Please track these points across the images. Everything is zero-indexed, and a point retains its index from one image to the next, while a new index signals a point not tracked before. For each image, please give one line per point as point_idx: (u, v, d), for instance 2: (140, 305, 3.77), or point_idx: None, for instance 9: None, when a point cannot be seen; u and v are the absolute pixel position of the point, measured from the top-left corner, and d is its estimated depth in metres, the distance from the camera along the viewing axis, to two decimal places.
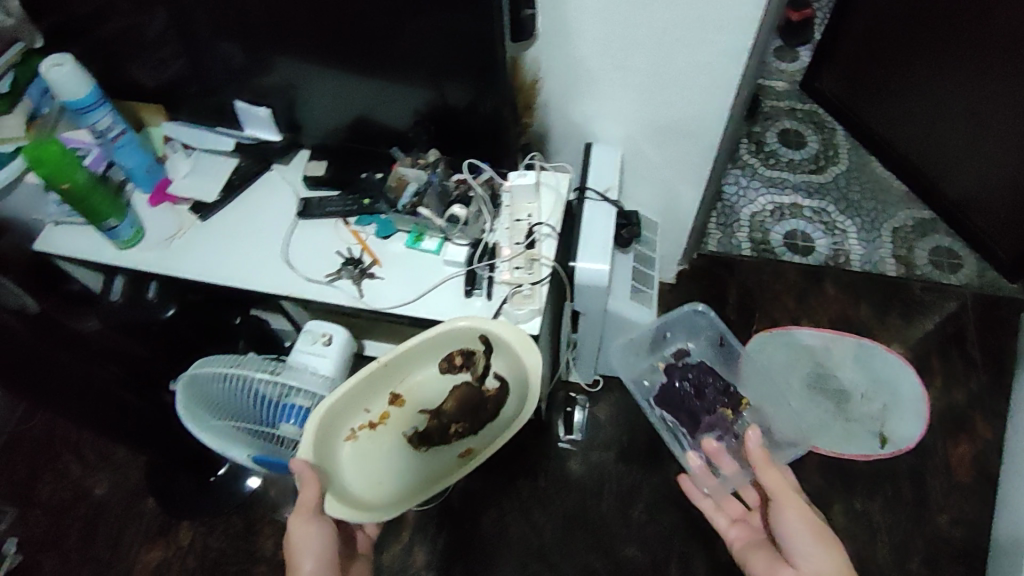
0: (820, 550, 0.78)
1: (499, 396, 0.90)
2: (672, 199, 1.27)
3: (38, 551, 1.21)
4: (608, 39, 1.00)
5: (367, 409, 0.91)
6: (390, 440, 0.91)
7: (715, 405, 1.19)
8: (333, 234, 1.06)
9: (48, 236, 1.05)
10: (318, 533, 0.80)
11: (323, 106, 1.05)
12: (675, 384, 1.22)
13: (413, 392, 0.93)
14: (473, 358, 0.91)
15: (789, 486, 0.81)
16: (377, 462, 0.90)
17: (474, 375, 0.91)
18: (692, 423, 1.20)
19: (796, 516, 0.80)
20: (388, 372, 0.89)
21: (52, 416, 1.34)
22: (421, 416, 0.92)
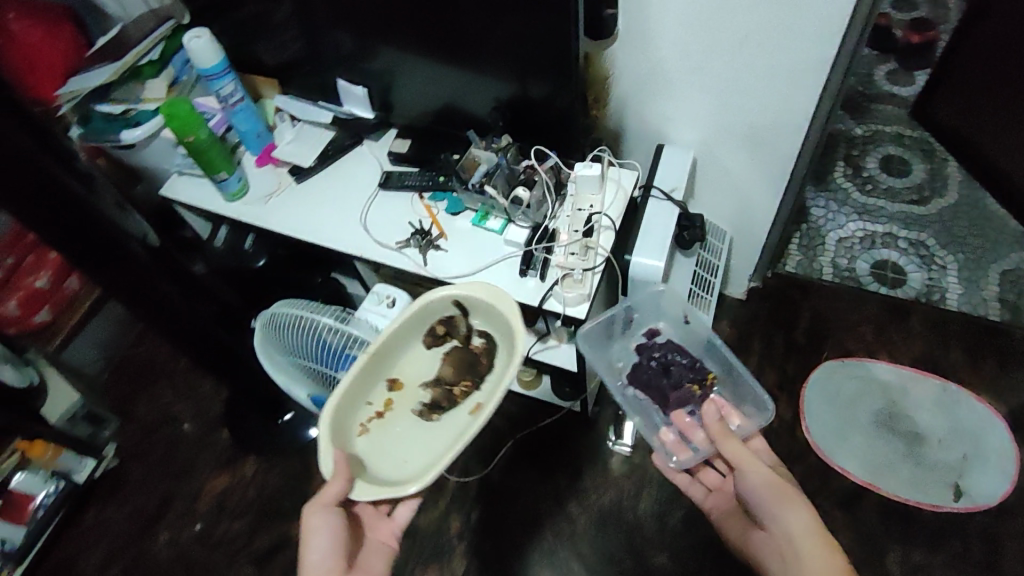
0: (782, 506, 0.81)
1: (489, 349, 0.94)
2: (745, 210, 1.26)
3: (128, 460, 1.47)
4: (688, 42, 1.01)
5: (370, 401, 0.92)
6: (402, 420, 0.92)
7: (682, 381, 1.11)
8: (408, 206, 1.15)
9: (172, 184, 1.22)
10: (328, 525, 0.82)
11: (413, 90, 1.14)
12: (644, 366, 1.13)
13: (406, 374, 0.95)
14: (455, 323, 0.95)
15: (746, 451, 0.87)
16: (396, 445, 0.90)
17: (460, 338, 0.95)
18: (663, 402, 1.11)
19: (755, 477, 0.84)
20: (378, 359, 0.91)
21: (157, 345, 1.61)
22: (423, 391, 0.94)
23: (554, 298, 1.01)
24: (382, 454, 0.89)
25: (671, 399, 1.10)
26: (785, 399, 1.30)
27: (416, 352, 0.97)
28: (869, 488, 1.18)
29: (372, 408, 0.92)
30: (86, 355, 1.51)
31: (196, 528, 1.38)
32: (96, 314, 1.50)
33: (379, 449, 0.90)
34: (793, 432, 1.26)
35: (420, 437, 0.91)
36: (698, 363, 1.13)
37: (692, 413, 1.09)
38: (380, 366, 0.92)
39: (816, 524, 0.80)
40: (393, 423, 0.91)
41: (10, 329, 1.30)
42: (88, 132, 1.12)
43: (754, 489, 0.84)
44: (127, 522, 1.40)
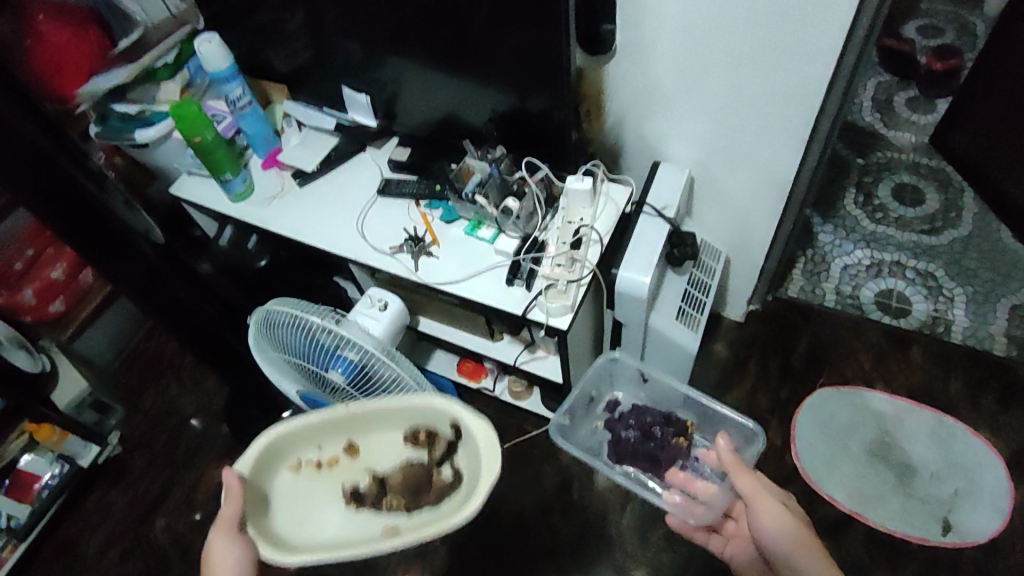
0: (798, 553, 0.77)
1: (443, 488, 0.91)
2: (742, 231, 1.25)
3: (133, 447, 1.51)
4: (684, 59, 1.01)
5: (320, 447, 0.92)
6: (327, 487, 0.91)
7: (666, 439, 1.12)
8: (405, 214, 1.17)
9: (182, 183, 1.26)
10: (239, 549, 0.78)
11: (416, 102, 1.16)
12: (623, 440, 1.14)
13: (368, 452, 0.94)
14: (435, 441, 0.92)
15: (759, 488, 0.82)
16: (303, 507, 0.89)
17: (430, 456, 0.92)
18: (657, 469, 1.11)
19: (772, 525, 0.80)
20: (353, 422, 0.92)
21: (167, 340, 1.66)
22: (364, 476, 0.92)
23: (538, 309, 1.03)
24: (288, 501, 0.89)
25: (662, 460, 1.11)
26: (778, 424, 1.28)
27: (388, 437, 0.95)
28: (856, 517, 1.16)
29: (317, 455, 0.92)
30: (99, 346, 1.57)
31: (194, 517, 1.42)
32: (110, 307, 1.56)
33: (291, 494, 0.89)
34: (783, 457, 1.24)
35: (329, 515, 0.90)
36: (671, 415, 1.16)
37: (685, 465, 1.11)
38: (348, 427, 0.92)
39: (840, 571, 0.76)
40: (317, 482, 0.91)
41: (25, 318, 1.36)
42: (105, 131, 1.19)
43: (773, 538, 0.79)
44: (129, 507, 1.44)
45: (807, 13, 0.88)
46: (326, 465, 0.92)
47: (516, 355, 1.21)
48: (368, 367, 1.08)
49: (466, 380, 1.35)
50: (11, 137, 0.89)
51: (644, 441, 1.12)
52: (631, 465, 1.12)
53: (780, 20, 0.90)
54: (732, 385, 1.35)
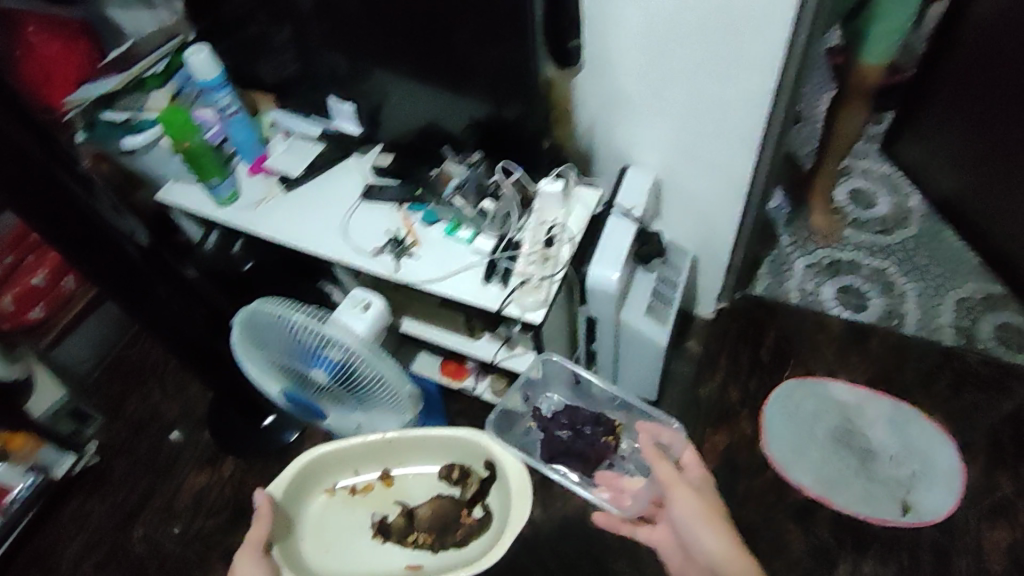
0: (704, 527, 0.89)
1: (471, 527, 1.20)
2: (707, 230, 1.32)
3: (112, 457, 1.52)
4: (647, 71, 1.09)
5: (356, 474, 1.24)
6: (362, 508, 1.24)
7: (597, 437, 1.21)
8: (387, 216, 1.22)
9: (169, 189, 1.30)
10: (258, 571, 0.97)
11: (397, 110, 1.22)
12: (555, 437, 1.21)
13: (401, 485, 1.26)
14: (467, 481, 1.22)
15: (674, 474, 0.94)
16: (331, 530, 1.22)
17: (462, 496, 1.22)
18: (586, 465, 1.19)
19: (683, 505, 0.92)
20: (390, 456, 1.23)
21: (148, 348, 1.67)
22: (395, 507, 1.24)
23: (513, 304, 1.08)
24: (321, 523, 1.22)
25: (593, 457, 1.19)
26: (747, 415, 1.36)
27: (422, 476, 1.26)
28: (822, 502, 1.24)
29: (354, 483, 1.25)
30: (79, 352, 1.58)
31: (175, 528, 1.42)
32: (92, 314, 1.57)
33: (326, 517, 1.22)
34: (753, 446, 1.32)
35: (356, 540, 1.22)
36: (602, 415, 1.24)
37: (613, 466, 1.20)
38: (387, 460, 1.23)
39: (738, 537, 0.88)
40: (356, 504, 1.24)
41: (3, 324, 1.38)
42: (93, 138, 1.22)
43: (683, 516, 0.91)
44: (109, 514, 1.45)
45: (754, 26, 0.96)
46: (362, 491, 1.25)
47: (494, 352, 1.26)
48: (352, 367, 1.10)
49: (448, 381, 1.40)
50: (2, 143, 0.91)
51: (575, 439, 1.20)
52: (564, 463, 1.20)
53: (727, 29, 0.98)
54: (703, 380, 1.42)
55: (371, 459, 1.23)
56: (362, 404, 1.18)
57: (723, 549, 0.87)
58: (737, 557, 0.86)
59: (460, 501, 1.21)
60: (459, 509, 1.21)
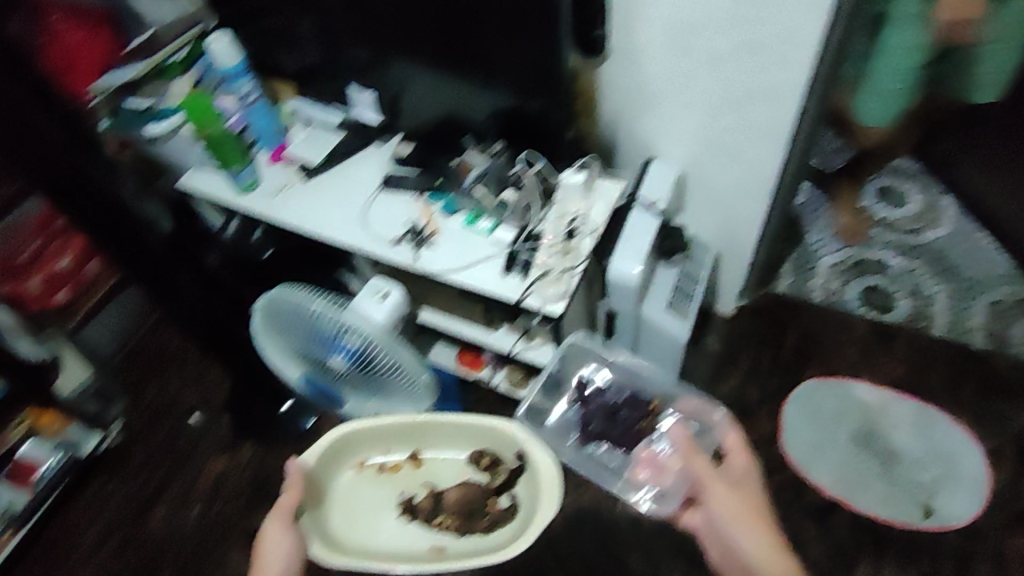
0: (746, 531, 0.90)
1: (497, 516, 1.21)
2: (731, 225, 1.30)
3: (133, 440, 1.54)
4: (673, 62, 1.07)
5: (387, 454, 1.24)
6: (389, 485, 1.24)
7: (630, 421, 1.15)
8: (408, 206, 1.21)
9: (189, 176, 1.30)
10: (285, 541, 0.97)
11: (418, 101, 1.21)
12: (589, 425, 1.18)
13: (431, 467, 1.26)
14: (496, 470, 1.22)
15: (712, 473, 0.93)
16: (359, 506, 1.22)
17: (491, 483, 1.22)
18: (623, 446, 1.15)
19: (721, 504, 0.93)
20: (421, 439, 1.22)
21: (169, 335, 1.70)
22: (423, 489, 1.24)
23: (534, 295, 1.08)
24: (349, 497, 1.22)
25: (626, 441, 1.15)
26: (766, 414, 1.34)
27: (451, 461, 1.26)
28: (840, 503, 1.22)
29: (384, 461, 1.24)
30: (102, 337, 1.60)
31: (194, 510, 1.44)
32: (113, 301, 1.60)
33: (354, 491, 1.23)
34: (771, 446, 1.30)
35: (382, 517, 1.22)
36: (637, 395, 1.18)
37: (654, 442, 1.13)
38: (419, 442, 1.23)
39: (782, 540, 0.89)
40: (386, 481, 1.24)
41: (31, 307, 1.40)
42: (118, 124, 1.23)
43: (722, 517, 0.92)
44: (130, 497, 1.47)
45: (786, 17, 0.94)
46: (391, 470, 1.25)
47: (513, 343, 1.25)
48: (370, 353, 1.10)
49: (465, 370, 1.39)
50: (25, 125, 0.92)
51: (609, 424, 1.17)
52: (599, 443, 1.18)
53: (761, 23, 0.95)
54: (722, 378, 1.41)
55: (403, 441, 1.22)
56: (378, 390, 1.18)
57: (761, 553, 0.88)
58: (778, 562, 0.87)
59: (488, 490, 1.21)
60: (487, 497, 1.21)
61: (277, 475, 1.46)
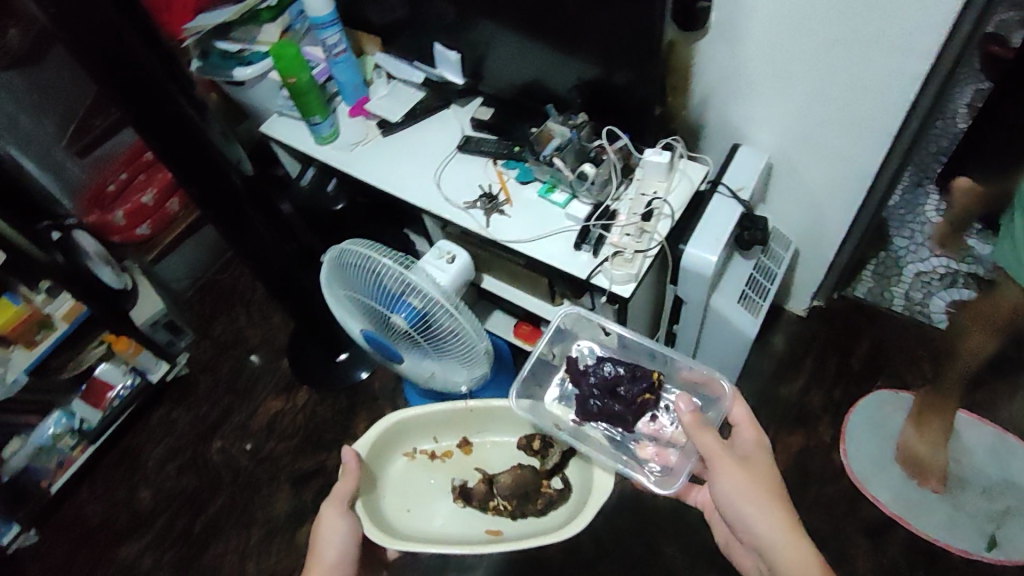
0: (756, 513, 0.80)
1: (551, 497, 1.18)
2: (815, 221, 1.25)
3: (200, 371, 1.61)
4: (776, 44, 1.00)
5: (436, 441, 1.24)
6: (442, 471, 1.23)
7: (634, 396, 1.02)
8: (481, 170, 1.21)
9: (272, 122, 1.33)
10: (344, 527, 0.94)
11: (500, 63, 1.18)
12: (588, 402, 1.04)
13: (481, 454, 1.26)
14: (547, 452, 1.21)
15: (719, 450, 0.82)
16: (413, 492, 1.21)
17: (543, 465, 1.21)
18: (626, 425, 1.03)
19: (730, 484, 0.82)
20: (469, 423, 1.23)
21: (239, 274, 1.76)
22: (475, 473, 1.24)
23: (603, 275, 1.06)
24: (402, 485, 1.20)
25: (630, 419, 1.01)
26: (828, 420, 1.34)
27: (500, 445, 1.27)
28: (897, 521, 1.22)
29: (434, 448, 1.24)
30: (176, 271, 1.67)
31: (247, 447, 1.49)
32: (191, 237, 1.66)
33: (405, 480, 1.21)
34: (830, 453, 1.31)
35: (435, 503, 1.21)
36: (637, 367, 1.05)
37: (655, 416, 1.04)
38: (468, 428, 1.24)
39: (795, 521, 0.80)
40: (438, 467, 1.23)
41: (114, 237, 1.51)
42: (206, 66, 1.27)
43: (729, 496, 0.82)
44: (190, 427, 1.54)
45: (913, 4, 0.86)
46: (442, 457, 1.24)
47: None
48: (430, 316, 1.09)
49: (520, 343, 1.38)
50: (127, 61, 0.93)
51: (611, 399, 1.03)
52: (599, 421, 1.05)
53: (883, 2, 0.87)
54: (786, 378, 1.41)
55: (453, 426, 1.23)
56: (434, 352, 1.18)
57: (772, 536, 0.79)
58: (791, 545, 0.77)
59: (540, 471, 1.21)
60: (540, 478, 1.19)
61: (331, 422, 1.50)
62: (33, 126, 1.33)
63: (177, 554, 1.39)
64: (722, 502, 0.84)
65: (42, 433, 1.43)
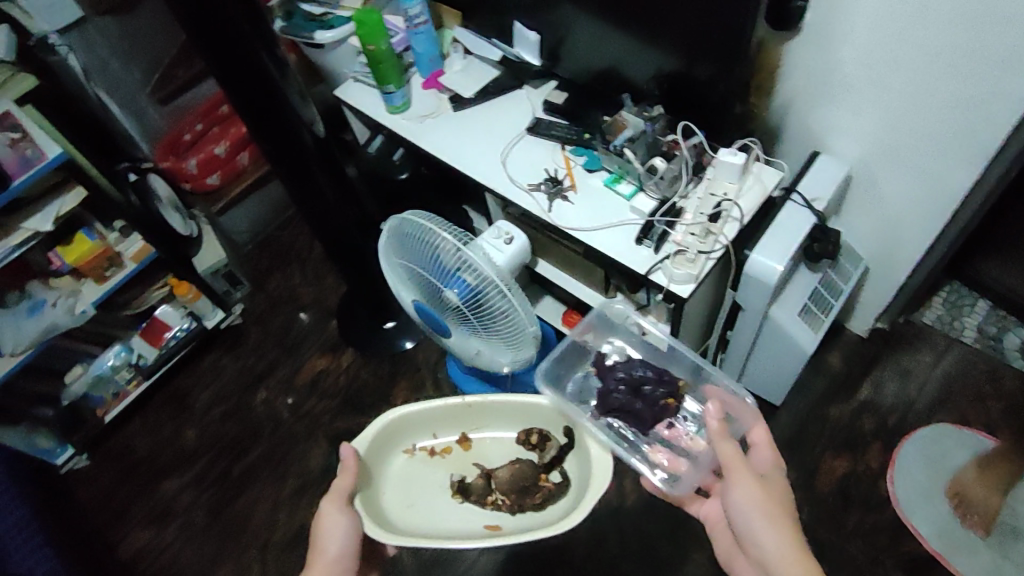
0: (765, 527, 0.78)
1: (551, 491, 1.13)
2: (890, 239, 1.19)
3: (251, 322, 1.66)
4: (872, 50, 0.96)
5: (435, 437, 1.18)
6: (440, 469, 1.17)
7: (655, 398, 1.06)
8: (548, 154, 1.19)
9: (346, 87, 1.33)
10: (345, 524, 0.90)
11: (578, 47, 1.16)
12: (611, 395, 1.07)
13: (481, 450, 1.20)
14: (545, 445, 1.17)
15: (738, 458, 0.83)
16: (414, 489, 1.14)
17: (541, 459, 1.16)
18: (642, 424, 1.06)
19: (742, 495, 0.81)
20: (468, 418, 1.17)
21: (297, 233, 1.79)
22: (474, 469, 1.18)
23: (661, 272, 1.04)
24: (402, 482, 1.14)
25: (648, 418, 1.05)
26: (878, 448, 1.30)
27: (499, 441, 1.21)
28: (938, 560, 1.18)
29: (434, 444, 1.18)
30: (238, 223, 1.71)
31: (289, 401, 1.54)
32: (255, 192, 1.70)
33: (406, 475, 1.14)
34: (877, 483, 1.27)
35: (432, 502, 1.14)
36: (664, 373, 1.10)
37: (672, 423, 1.07)
38: (467, 423, 1.18)
39: (805, 544, 0.77)
40: (435, 464, 1.17)
41: (185, 183, 1.56)
42: (289, 26, 1.30)
43: (740, 506, 0.81)
44: (237, 375, 1.59)
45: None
46: (441, 453, 1.18)
47: None
48: (483, 293, 1.09)
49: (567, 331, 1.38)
50: (217, 16, 0.95)
51: (633, 399, 1.07)
52: (618, 417, 1.08)
53: (1006, 15, 0.81)
54: (836, 399, 1.37)
55: (451, 420, 1.16)
56: (484, 330, 1.18)
57: (784, 554, 0.77)
58: (801, 569, 0.75)
59: (539, 466, 1.16)
60: (537, 472, 1.15)
61: (373, 386, 1.53)
62: (123, 71, 1.41)
63: (212, 495, 1.45)
64: (732, 516, 0.83)
65: (101, 363, 1.50)
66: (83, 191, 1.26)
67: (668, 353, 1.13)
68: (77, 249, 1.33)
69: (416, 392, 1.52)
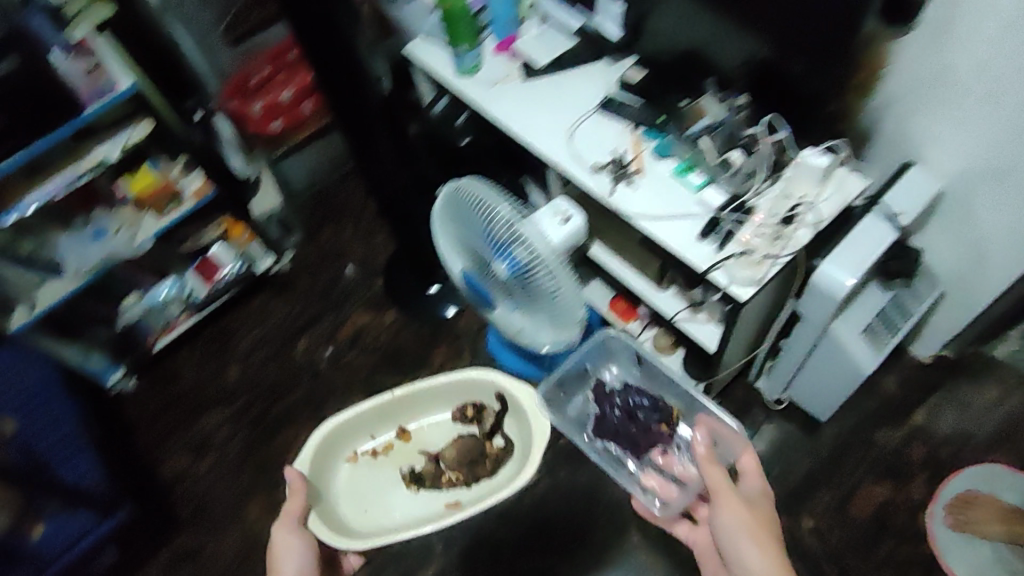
0: (753, 548, 0.81)
1: (500, 454, 1.20)
2: (975, 264, 1.11)
3: (299, 271, 1.68)
4: (993, 58, 0.87)
5: (374, 440, 1.20)
6: (386, 466, 1.20)
7: (650, 424, 1.14)
8: (618, 135, 1.14)
9: (417, 44, 1.28)
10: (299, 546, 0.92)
11: (662, 25, 1.10)
12: (607, 418, 1.15)
13: (420, 437, 1.23)
14: (483, 415, 1.21)
15: (726, 482, 0.85)
16: (369, 492, 1.17)
17: (481, 429, 1.21)
18: (636, 449, 1.13)
19: (730, 517, 0.83)
20: (399, 411, 1.19)
21: (353, 187, 1.79)
22: (421, 457, 1.21)
23: (722, 271, 0.99)
24: (354, 489, 1.16)
25: (642, 443, 1.13)
26: (924, 479, 1.24)
27: (437, 423, 1.24)
28: None
29: (374, 446, 1.20)
30: (297, 171, 1.72)
31: (328, 352, 1.56)
32: (316, 142, 1.70)
33: (354, 483, 1.17)
34: (917, 514, 1.22)
35: (390, 497, 1.18)
36: (659, 401, 1.17)
37: (666, 450, 1.12)
38: (405, 415, 1.20)
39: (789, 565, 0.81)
40: (382, 464, 1.20)
41: (249, 128, 1.55)
42: None
43: (729, 529, 0.83)
44: (280, 322, 1.62)
45: None
46: (383, 451, 1.20)
47: (677, 311, 1.18)
48: (533, 269, 1.05)
49: (614, 319, 1.34)
50: None
51: (626, 423, 1.14)
52: (613, 441, 1.14)
53: None
54: (887, 424, 1.30)
55: (388, 417, 1.18)
56: (529, 305, 1.15)
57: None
58: None
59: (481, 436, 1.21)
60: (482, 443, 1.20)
61: (411, 349, 1.54)
62: (198, 9, 1.39)
63: (247, 436, 1.48)
64: (720, 535, 0.86)
65: (155, 295, 1.55)
66: (151, 123, 1.29)
67: (659, 378, 1.19)
68: (141, 181, 1.37)
69: (452, 360, 1.52)
